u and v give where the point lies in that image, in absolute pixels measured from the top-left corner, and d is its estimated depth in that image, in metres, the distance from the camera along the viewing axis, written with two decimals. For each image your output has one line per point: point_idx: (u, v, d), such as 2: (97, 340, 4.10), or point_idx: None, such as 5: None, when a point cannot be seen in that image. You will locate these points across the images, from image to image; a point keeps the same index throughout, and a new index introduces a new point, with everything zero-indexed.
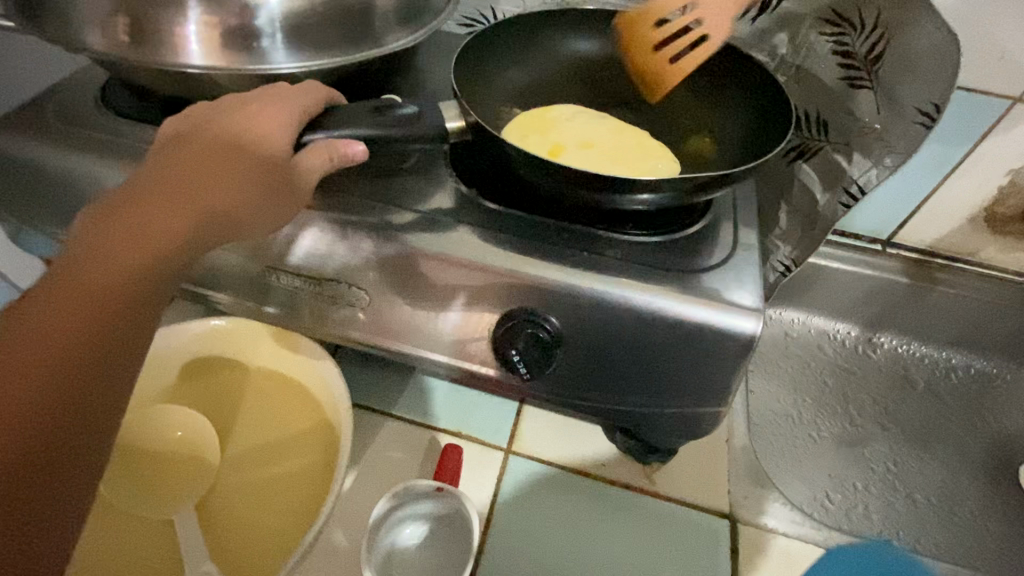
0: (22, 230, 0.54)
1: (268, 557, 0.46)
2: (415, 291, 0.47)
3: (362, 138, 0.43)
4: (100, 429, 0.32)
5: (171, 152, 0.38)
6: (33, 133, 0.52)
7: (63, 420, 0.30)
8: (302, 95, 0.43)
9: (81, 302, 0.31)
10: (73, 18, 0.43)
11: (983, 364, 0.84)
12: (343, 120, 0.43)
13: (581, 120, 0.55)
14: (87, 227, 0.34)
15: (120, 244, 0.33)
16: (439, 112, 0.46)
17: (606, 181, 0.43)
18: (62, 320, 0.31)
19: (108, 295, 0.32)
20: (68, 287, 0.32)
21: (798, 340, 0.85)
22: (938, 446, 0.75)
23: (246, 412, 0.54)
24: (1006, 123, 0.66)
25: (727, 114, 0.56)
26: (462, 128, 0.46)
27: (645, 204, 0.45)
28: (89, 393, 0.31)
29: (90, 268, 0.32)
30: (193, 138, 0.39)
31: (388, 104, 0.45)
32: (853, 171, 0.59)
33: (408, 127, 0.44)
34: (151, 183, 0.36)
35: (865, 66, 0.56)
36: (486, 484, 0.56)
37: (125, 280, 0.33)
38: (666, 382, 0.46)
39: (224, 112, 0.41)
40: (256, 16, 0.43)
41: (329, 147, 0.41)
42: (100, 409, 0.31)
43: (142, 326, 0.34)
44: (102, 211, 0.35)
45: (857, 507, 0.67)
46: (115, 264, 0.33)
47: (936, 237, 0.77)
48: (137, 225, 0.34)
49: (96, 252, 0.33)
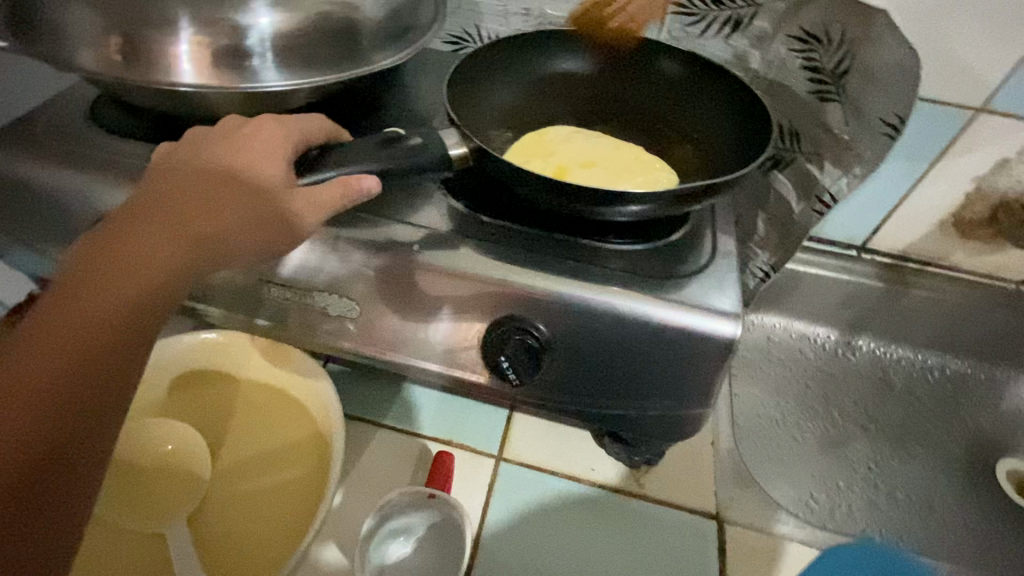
0: (10, 247, 0.54)
1: (259, 568, 0.46)
2: (405, 301, 0.48)
3: (373, 172, 0.43)
4: (93, 453, 0.32)
5: (168, 174, 0.39)
6: (22, 150, 0.52)
7: (54, 447, 0.31)
8: (302, 120, 0.45)
9: (75, 332, 0.32)
10: (66, 38, 0.44)
11: (958, 364, 0.87)
12: (349, 155, 0.44)
13: (583, 145, 0.57)
14: (85, 250, 0.34)
15: (117, 267, 0.34)
16: (440, 139, 0.47)
17: (594, 193, 0.44)
18: (61, 346, 0.32)
19: (102, 324, 0.33)
20: (64, 316, 0.32)
21: (780, 344, 0.87)
22: (917, 445, 0.77)
23: (237, 425, 0.54)
24: (969, 131, 0.69)
25: (709, 129, 0.58)
26: (465, 155, 0.47)
27: (633, 215, 0.47)
28: (82, 420, 0.32)
29: (85, 296, 0.33)
30: (187, 156, 0.40)
31: (392, 136, 0.46)
32: (825, 180, 0.62)
33: (415, 158, 0.45)
34: (149, 208, 0.36)
35: (834, 80, 0.59)
36: (478, 491, 0.56)
37: (121, 308, 0.33)
38: (651, 386, 0.48)
39: (220, 133, 0.42)
40: (247, 36, 0.44)
41: (342, 184, 0.41)
42: (93, 436, 0.32)
43: (138, 353, 0.34)
44: (101, 234, 0.35)
45: (841, 506, 0.68)
46: (113, 287, 0.33)
47: (908, 242, 0.80)
48: (134, 248, 0.34)
49: (92, 280, 0.33)
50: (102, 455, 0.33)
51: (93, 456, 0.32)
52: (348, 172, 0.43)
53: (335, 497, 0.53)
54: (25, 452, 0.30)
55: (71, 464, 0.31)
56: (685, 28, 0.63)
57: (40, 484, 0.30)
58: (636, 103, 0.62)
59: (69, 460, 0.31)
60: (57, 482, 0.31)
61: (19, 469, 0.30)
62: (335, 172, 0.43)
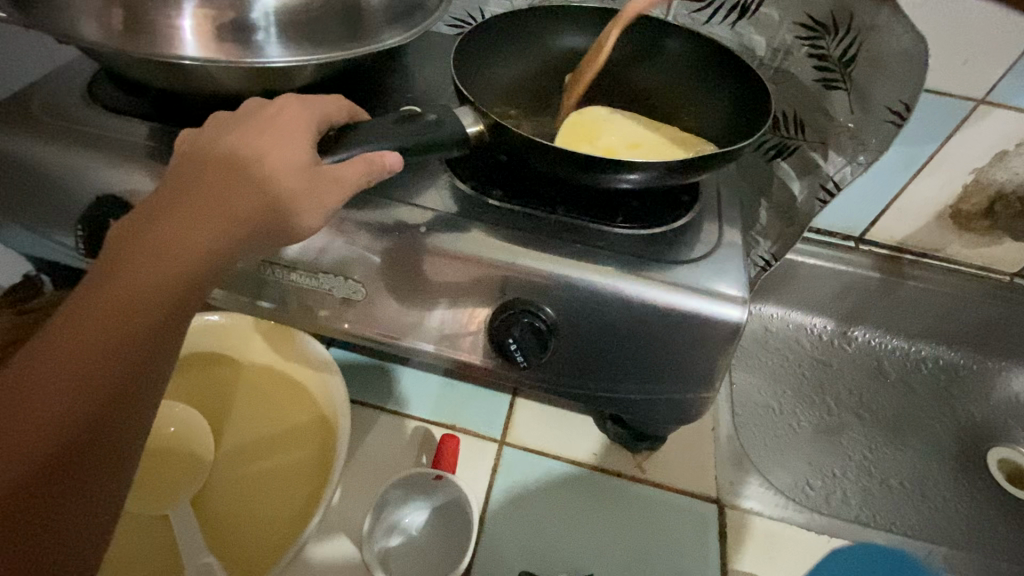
0: (7, 225, 0.53)
1: (264, 550, 0.46)
2: (410, 284, 0.48)
3: (394, 149, 0.43)
4: (119, 447, 0.31)
5: (196, 155, 0.37)
6: (19, 125, 0.51)
7: (81, 438, 0.30)
8: (321, 101, 0.44)
9: (107, 321, 0.31)
10: (67, 8, 0.43)
11: (951, 355, 0.88)
12: (369, 131, 0.44)
13: (627, 128, 0.56)
14: (124, 234, 0.33)
15: (153, 252, 0.33)
16: (456, 118, 0.47)
17: (599, 160, 0.44)
18: (93, 330, 0.31)
19: (132, 315, 0.32)
20: (97, 304, 0.31)
21: (778, 334, 0.88)
22: (911, 434, 0.79)
23: (241, 409, 0.54)
24: (969, 124, 0.69)
25: (712, 109, 0.59)
26: (481, 132, 0.47)
27: (633, 184, 0.47)
28: (111, 411, 0.31)
29: (117, 285, 0.32)
30: (213, 133, 0.39)
31: (409, 115, 0.46)
32: (829, 168, 0.63)
33: (431, 134, 0.45)
34: (177, 197, 0.35)
35: (839, 68, 0.59)
36: (481, 475, 0.56)
37: (156, 294, 0.32)
38: (655, 370, 0.48)
39: (243, 112, 0.41)
40: (252, 10, 0.43)
41: (366, 158, 0.40)
42: (121, 425, 0.31)
43: (165, 346, 0.33)
44: (138, 219, 0.34)
45: (837, 492, 0.69)
46: (147, 272, 0.32)
47: (905, 233, 0.81)
48: (169, 233, 0.33)
49: (122, 269, 0.32)
50: (130, 446, 0.32)
51: (119, 450, 0.31)
52: (368, 149, 0.42)
53: (335, 493, 0.52)
54: (50, 443, 0.29)
55: (98, 454, 0.30)
56: (691, 15, 0.63)
57: (64, 477, 0.29)
58: (644, 81, 0.62)
59: (96, 453, 0.30)
60: (81, 473, 0.30)
61: (42, 460, 0.29)
62: (359, 149, 0.42)
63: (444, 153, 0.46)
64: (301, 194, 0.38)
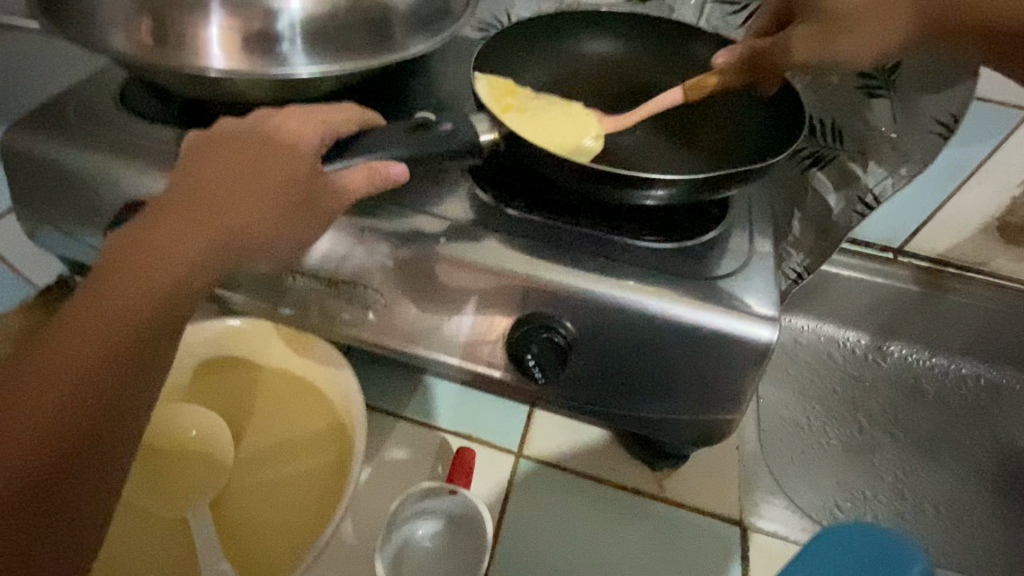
0: (41, 228, 0.54)
1: (280, 558, 0.46)
2: (430, 295, 0.48)
3: (399, 159, 0.43)
4: (115, 450, 0.32)
5: (200, 161, 0.38)
6: (53, 131, 0.52)
7: (76, 443, 0.31)
8: (325, 109, 0.43)
9: (104, 328, 0.32)
10: (98, 19, 0.44)
11: (993, 374, 0.84)
12: (381, 139, 0.43)
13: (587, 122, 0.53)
14: (119, 242, 0.34)
15: (145, 260, 0.33)
16: (471, 125, 0.46)
17: (623, 176, 0.43)
18: (87, 338, 0.32)
19: (123, 322, 0.32)
20: (92, 311, 0.32)
21: (808, 347, 0.85)
22: (948, 455, 0.75)
23: (259, 412, 0.54)
24: (1021, 133, 0.65)
25: (743, 117, 0.57)
26: (495, 140, 0.46)
27: (657, 200, 0.45)
28: (104, 416, 0.32)
29: (113, 291, 0.33)
30: (232, 137, 0.39)
31: (424, 122, 0.45)
32: (868, 180, 0.60)
33: (444, 143, 0.44)
34: (175, 203, 0.36)
35: (883, 75, 0.56)
36: (498, 487, 0.56)
37: (147, 303, 0.33)
38: (678, 389, 0.46)
39: (260, 121, 0.41)
40: (278, 20, 0.43)
41: (370, 168, 0.41)
42: (113, 430, 0.32)
43: (156, 354, 0.34)
44: (134, 226, 0.35)
45: (866, 515, 0.66)
46: (138, 279, 0.33)
47: (947, 246, 0.77)
48: (162, 243, 0.34)
49: (118, 276, 0.33)
50: (123, 451, 0.33)
51: (115, 452, 0.32)
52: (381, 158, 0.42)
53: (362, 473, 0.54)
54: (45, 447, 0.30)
55: (94, 458, 0.31)
56: (725, 18, 0.62)
57: (61, 479, 0.30)
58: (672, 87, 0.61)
59: (92, 455, 0.31)
60: (77, 476, 0.31)
61: (36, 464, 0.30)
62: (364, 158, 0.42)
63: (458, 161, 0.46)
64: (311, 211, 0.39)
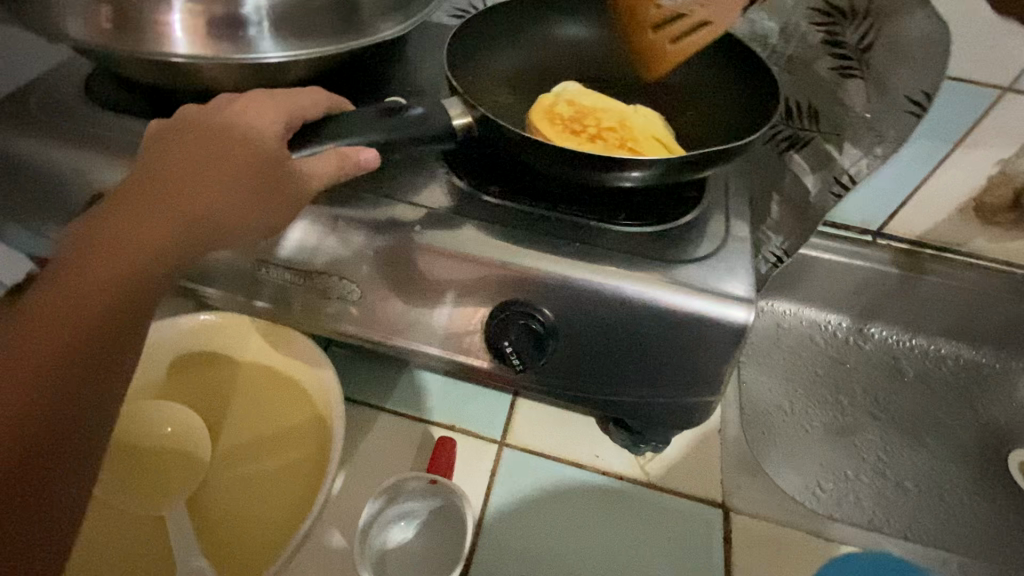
0: (7, 224, 0.53)
1: (260, 552, 0.46)
2: (407, 285, 0.47)
3: (370, 146, 0.42)
4: (76, 453, 0.31)
5: (161, 151, 0.37)
6: (15, 124, 0.51)
7: (46, 439, 0.30)
8: (295, 95, 0.42)
9: (59, 324, 0.31)
10: (55, 5, 0.43)
11: (972, 353, 0.85)
12: (350, 125, 0.42)
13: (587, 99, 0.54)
14: (78, 235, 0.33)
15: (106, 251, 0.32)
16: (444, 110, 0.46)
17: (597, 158, 0.43)
18: (50, 331, 0.31)
19: (86, 315, 0.31)
20: (53, 304, 0.31)
21: (790, 331, 0.85)
22: (929, 434, 0.76)
23: (236, 408, 0.53)
24: (994, 113, 0.66)
25: (719, 99, 0.57)
26: (469, 124, 0.46)
27: (634, 182, 0.45)
28: (60, 416, 0.30)
29: (73, 283, 0.32)
30: (194, 123, 0.39)
31: (394, 108, 0.45)
32: (844, 161, 0.60)
33: (418, 129, 0.44)
34: (134, 192, 0.35)
35: (857, 55, 0.57)
36: (481, 477, 0.55)
37: (110, 295, 0.32)
38: (657, 372, 0.46)
39: (228, 106, 0.40)
40: (242, 5, 0.42)
41: (339, 156, 0.40)
42: (83, 427, 0.31)
43: (124, 348, 0.33)
44: (93, 218, 0.34)
45: (849, 495, 0.67)
46: (99, 271, 0.32)
47: (925, 227, 0.77)
48: (124, 233, 0.33)
49: (74, 269, 0.32)
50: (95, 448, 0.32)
51: (78, 453, 0.31)
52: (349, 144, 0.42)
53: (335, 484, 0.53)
54: (13, 445, 0.29)
55: (56, 461, 0.30)
56: None
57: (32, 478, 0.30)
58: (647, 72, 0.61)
59: (54, 457, 0.30)
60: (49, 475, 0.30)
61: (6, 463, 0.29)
62: (332, 144, 0.41)
63: (434, 147, 0.46)
64: (269, 199, 0.38)
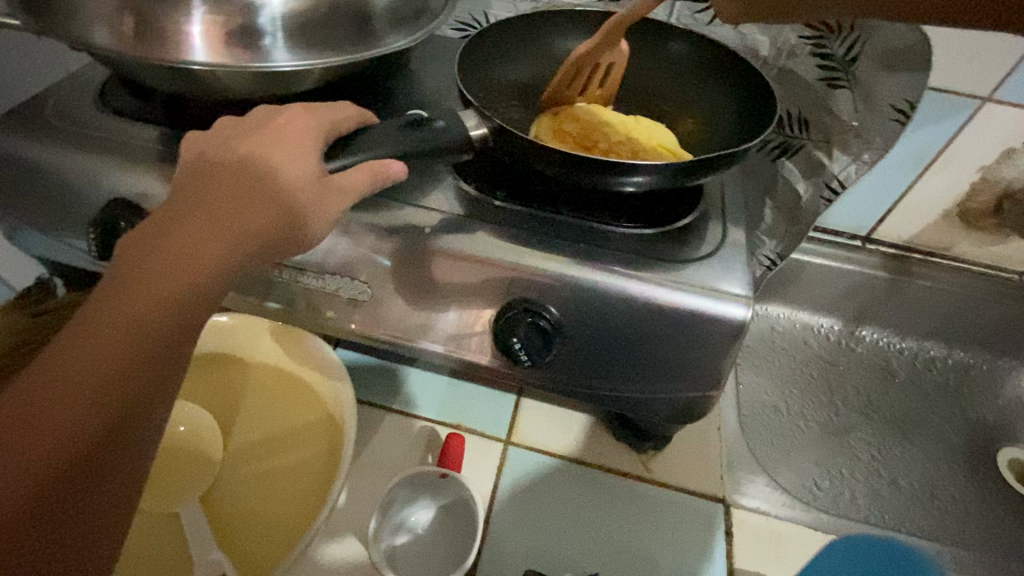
0: (21, 228, 0.54)
1: (276, 547, 0.46)
2: (416, 285, 0.49)
3: (395, 158, 0.44)
4: (122, 469, 0.31)
5: (206, 160, 0.38)
6: (32, 131, 0.52)
7: (96, 451, 0.30)
8: (333, 109, 0.44)
9: (118, 339, 0.31)
10: (80, 15, 0.44)
11: (962, 355, 0.87)
12: (371, 139, 0.44)
13: (590, 114, 0.57)
14: (132, 247, 0.33)
15: (163, 264, 0.33)
16: (460, 122, 0.47)
17: (604, 163, 0.45)
18: (106, 344, 0.31)
19: (141, 329, 0.32)
20: (108, 317, 0.31)
21: (785, 334, 0.88)
22: (920, 433, 0.78)
23: (248, 409, 0.55)
24: (975, 122, 0.69)
25: (714, 109, 0.60)
26: (485, 134, 0.48)
27: (636, 186, 0.47)
28: (111, 432, 0.30)
29: (128, 297, 0.32)
30: (220, 132, 0.41)
31: (417, 119, 0.46)
32: (833, 167, 0.63)
33: (436, 139, 0.45)
34: (187, 204, 0.35)
35: (843, 67, 0.59)
36: (487, 474, 0.57)
37: (165, 311, 0.32)
38: (659, 367, 0.48)
39: (252, 116, 0.42)
40: (259, 16, 0.44)
41: (369, 167, 0.41)
42: (131, 439, 0.31)
43: (176, 362, 0.33)
44: (147, 230, 0.34)
45: (844, 493, 0.69)
46: (155, 286, 0.32)
47: (913, 232, 0.80)
48: (181, 246, 0.33)
49: (133, 281, 0.32)
50: (141, 459, 0.32)
51: (127, 467, 0.32)
52: (375, 156, 0.43)
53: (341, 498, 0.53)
54: (65, 454, 0.29)
55: (103, 472, 0.30)
56: (694, 15, 0.65)
57: (78, 487, 0.30)
58: (645, 85, 0.63)
59: (103, 469, 0.30)
60: (96, 484, 0.30)
61: (55, 471, 0.29)
62: (358, 159, 0.43)
63: (451, 159, 0.47)
64: (307, 208, 0.38)
